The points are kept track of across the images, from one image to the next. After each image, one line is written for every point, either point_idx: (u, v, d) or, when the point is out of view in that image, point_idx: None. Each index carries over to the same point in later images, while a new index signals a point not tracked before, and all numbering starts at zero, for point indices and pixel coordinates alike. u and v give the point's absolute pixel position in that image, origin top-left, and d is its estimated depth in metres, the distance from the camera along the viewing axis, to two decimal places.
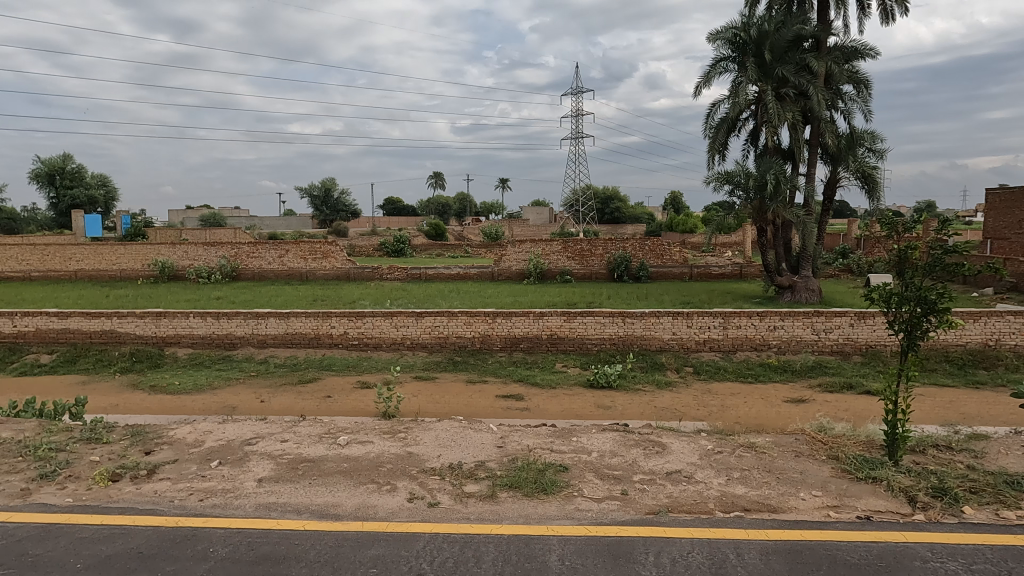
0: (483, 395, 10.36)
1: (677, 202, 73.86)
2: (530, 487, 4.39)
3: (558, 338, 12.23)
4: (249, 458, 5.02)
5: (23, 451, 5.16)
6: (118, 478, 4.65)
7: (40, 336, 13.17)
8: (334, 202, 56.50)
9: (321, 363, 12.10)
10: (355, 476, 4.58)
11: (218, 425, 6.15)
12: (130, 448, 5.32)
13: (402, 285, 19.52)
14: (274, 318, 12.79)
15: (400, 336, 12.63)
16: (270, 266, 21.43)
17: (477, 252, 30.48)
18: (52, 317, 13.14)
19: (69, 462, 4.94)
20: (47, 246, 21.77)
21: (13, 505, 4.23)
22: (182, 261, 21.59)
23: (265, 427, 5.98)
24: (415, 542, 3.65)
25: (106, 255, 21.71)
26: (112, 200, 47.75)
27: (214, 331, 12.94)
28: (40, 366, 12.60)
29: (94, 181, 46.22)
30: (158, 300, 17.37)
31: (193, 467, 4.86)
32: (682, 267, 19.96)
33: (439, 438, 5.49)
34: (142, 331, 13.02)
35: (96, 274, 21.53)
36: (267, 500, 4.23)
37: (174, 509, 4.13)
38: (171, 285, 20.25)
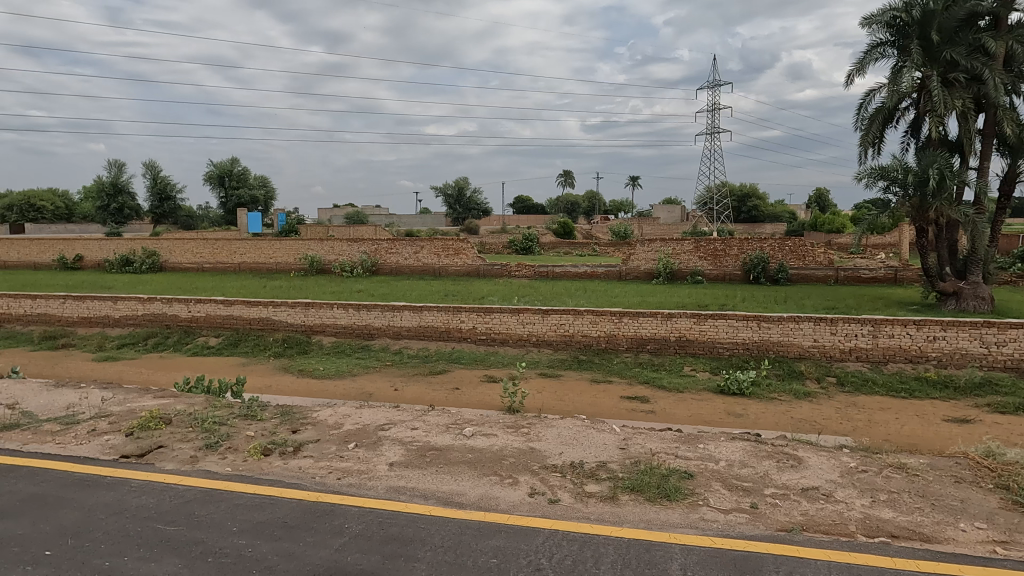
0: (608, 395, 10.26)
1: (824, 200, 68.89)
2: (652, 492, 4.29)
3: (687, 341, 11.85)
4: (382, 442, 5.31)
5: (192, 423, 5.81)
6: (269, 453, 5.11)
7: (210, 321, 14.76)
8: (466, 201, 58.38)
9: (450, 356, 12.59)
10: (480, 468, 4.71)
11: (356, 409, 6.56)
12: (279, 426, 5.81)
13: (530, 283, 19.77)
14: (409, 312, 13.43)
15: (527, 332, 12.80)
16: (406, 262, 22.52)
17: (605, 251, 30.23)
18: (219, 305, 14.68)
19: (228, 435, 5.48)
20: (216, 241, 24.43)
21: (183, 469, 4.78)
22: (327, 255, 23.17)
23: (397, 414, 6.31)
24: (535, 537, 3.69)
25: (265, 250, 23.84)
26: (271, 200, 52.50)
27: (355, 322, 13.82)
28: (209, 348, 14.08)
29: (256, 183, 51.12)
30: (307, 292, 18.79)
31: (332, 447, 5.22)
32: (827, 270, 18.49)
33: (562, 435, 5.50)
34: (293, 320, 14.20)
35: (256, 267, 23.78)
36: (397, 484, 4.45)
37: (315, 484, 4.46)
38: (319, 278, 21.87)
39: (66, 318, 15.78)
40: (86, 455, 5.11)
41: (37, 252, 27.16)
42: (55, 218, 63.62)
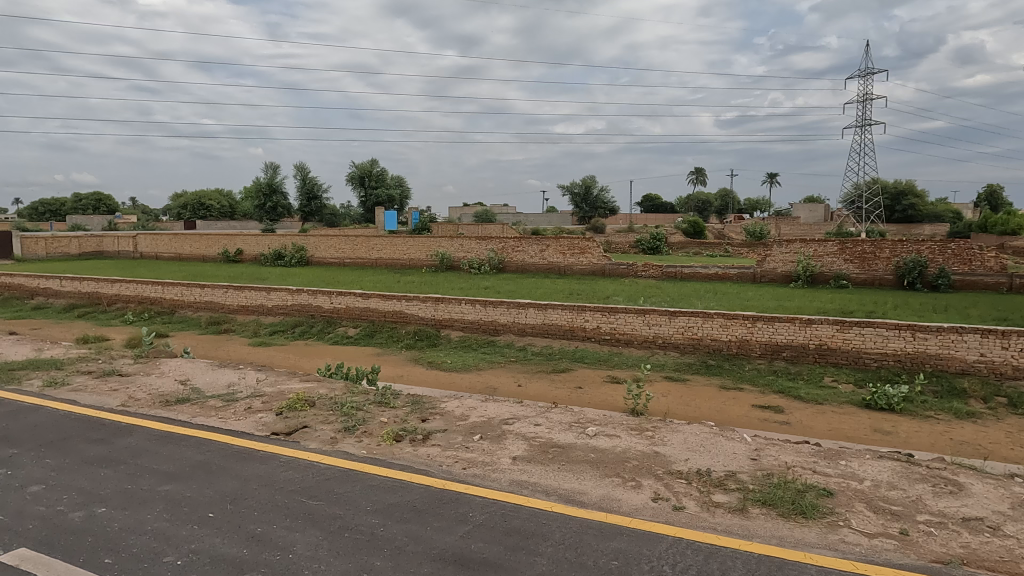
0: (738, 403, 9.81)
1: (996, 198, 61.44)
2: (786, 507, 4.04)
3: (828, 350, 11.07)
4: (506, 436, 5.42)
5: (333, 407, 6.24)
6: (400, 439, 5.38)
7: (349, 313, 15.77)
8: (593, 199, 58.08)
9: (573, 355, 12.60)
10: (602, 468, 4.67)
11: (482, 402, 6.74)
12: (410, 414, 6.10)
13: (657, 283, 19.31)
14: (533, 309, 13.59)
15: (653, 334, 12.53)
16: (532, 261, 22.78)
17: (738, 252, 28.90)
18: (358, 298, 15.65)
19: (364, 420, 5.84)
20: (356, 237, 26.04)
21: (324, 449, 5.15)
22: (457, 252, 23.97)
23: (521, 409, 6.40)
24: (658, 543, 3.61)
25: (399, 246, 25.06)
26: (406, 200, 55.23)
27: (482, 318, 14.18)
28: (348, 338, 15.06)
29: (393, 182, 54.00)
30: (438, 287, 19.55)
31: (459, 438, 5.40)
32: (998, 275, 16.44)
33: (689, 441, 5.33)
34: (424, 314, 14.84)
35: (392, 263, 25.12)
36: (519, 478, 4.52)
37: (442, 472, 4.64)
38: (449, 274, 22.73)
39: (227, 305, 17.52)
40: (243, 429, 5.65)
41: (206, 246, 30.37)
42: (221, 215, 70.92)
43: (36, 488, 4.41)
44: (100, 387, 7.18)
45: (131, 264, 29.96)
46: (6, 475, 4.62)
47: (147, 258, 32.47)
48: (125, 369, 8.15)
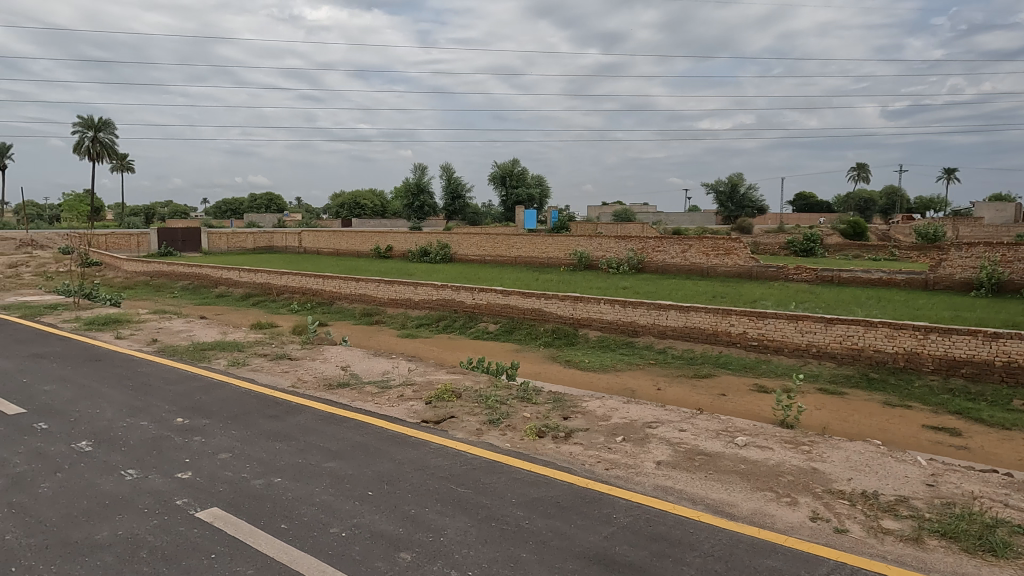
0: (905, 422, 8.92)
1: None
2: (971, 542, 3.62)
3: (1019, 369, 9.74)
4: (649, 440, 5.32)
5: (478, 399, 6.46)
6: (543, 435, 5.46)
7: (490, 309, 16.25)
8: (740, 198, 55.38)
9: (716, 360, 12.11)
10: (753, 481, 4.45)
11: (623, 404, 6.67)
12: (552, 411, 6.17)
13: (811, 288, 18.03)
14: (675, 311, 13.22)
15: (805, 342, 11.72)
16: (673, 261, 22.15)
17: (907, 256, 26.25)
18: (499, 294, 16.08)
19: (507, 414, 5.99)
20: (497, 235, 26.78)
21: (471, 439, 5.35)
22: (595, 252, 23.88)
23: (665, 413, 6.26)
24: (817, 566, 3.37)
25: (538, 244, 25.40)
26: (545, 199, 55.99)
27: (621, 318, 14.02)
28: (488, 333, 15.53)
29: (533, 182, 55.06)
30: (576, 286, 19.60)
31: (601, 438, 5.38)
32: None
33: (852, 460, 4.93)
34: (562, 312, 14.94)
35: (531, 261, 25.53)
36: (664, 483, 4.42)
37: (584, 471, 4.65)
38: (587, 273, 22.73)
39: (379, 298, 18.70)
40: (396, 415, 6.02)
41: (360, 242, 32.63)
42: (374, 213, 75.99)
43: (224, 455, 4.97)
44: (274, 368, 7.96)
45: (297, 258, 32.92)
46: (201, 442, 5.26)
47: (311, 253, 35.51)
48: (294, 353, 8.98)
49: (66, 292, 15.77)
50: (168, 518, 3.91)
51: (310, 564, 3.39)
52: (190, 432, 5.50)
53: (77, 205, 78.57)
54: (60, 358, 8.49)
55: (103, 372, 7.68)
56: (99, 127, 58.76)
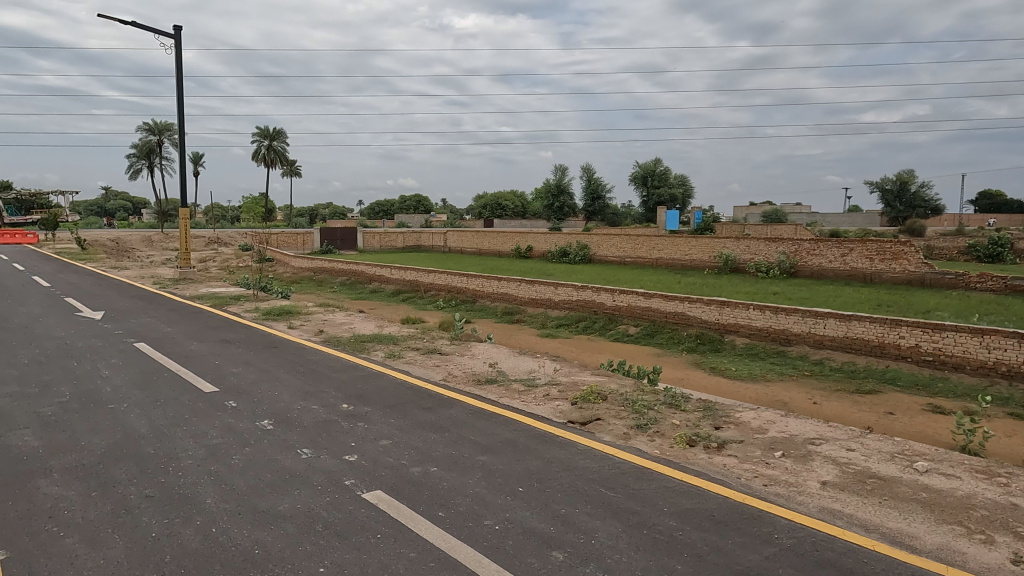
0: None
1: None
2: None
3: None
4: (812, 458, 4.96)
5: (625, 403, 6.38)
6: (694, 444, 5.28)
7: (631, 311, 16.02)
8: (910, 197, 50.27)
9: (882, 375, 11.06)
10: (938, 512, 4.01)
11: (780, 417, 6.29)
12: (702, 419, 5.95)
13: (1000, 298, 15.92)
14: (833, 319, 12.25)
15: (993, 360, 10.37)
16: (830, 266, 20.52)
17: None
18: (640, 296, 15.81)
19: (655, 419, 5.86)
20: (638, 236, 26.32)
21: (619, 443, 5.29)
22: (743, 254, 22.72)
23: (828, 430, 5.81)
24: None
25: (681, 246, 24.63)
26: (689, 199, 54.39)
27: (772, 325, 13.23)
28: (629, 336, 15.30)
29: (676, 181, 53.83)
30: (722, 290, 18.78)
31: (757, 452, 5.11)
32: None
33: None
34: (707, 316, 14.38)
35: (673, 263, 24.82)
36: (831, 506, 4.10)
37: (741, 485, 4.43)
38: (733, 277, 21.69)
39: (519, 297, 19.05)
40: (543, 414, 6.09)
41: (502, 242, 33.46)
42: (514, 214, 77.77)
43: (384, 441, 5.30)
44: (427, 362, 8.37)
45: (442, 257, 34.42)
46: (364, 428, 5.65)
47: (455, 252, 37.00)
48: (444, 348, 9.38)
49: (246, 285, 17.61)
50: (339, 497, 4.24)
51: (467, 553, 3.52)
52: (354, 418, 5.93)
53: (254, 207, 87.56)
54: (244, 344, 9.50)
55: (279, 358, 8.49)
56: (274, 135, 65.06)
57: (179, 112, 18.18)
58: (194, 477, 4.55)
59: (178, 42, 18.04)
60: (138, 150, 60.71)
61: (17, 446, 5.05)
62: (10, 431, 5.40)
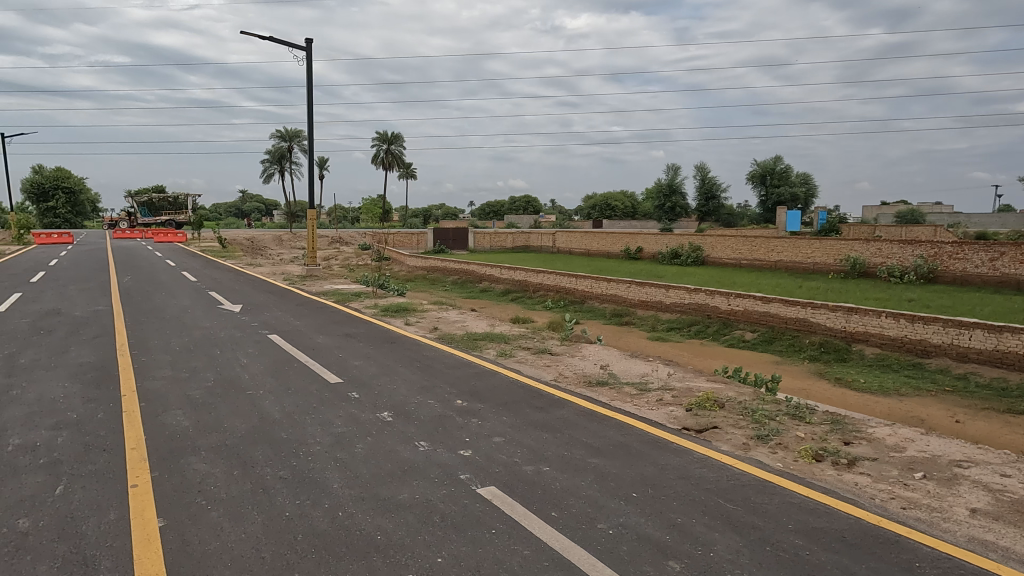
0: None
1: None
2: None
3: None
4: (959, 482, 4.52)
5: (744, 412, 6.11)
6: (821, 459, 4.97)
7: (747, 316, 15.35)
8: None
9: None
10: None
11: (920, 435, 5.78)
12: (830, 433, 5.59)
13: None
14: (981, 330, 11.09)
15: None
16: (977, 271, 18.58)
17: None
18: (757, 301, 15.11)
19: (778, 431, 5.57)
20: (756, 238, 25.15)
21: (738, 454, 5.07)
22: (873, 258, 21.10)
23: (978, 452, 5.27)
24: None
25: (803, 248, 23.27)
26: (812, 199, 51.42)
27: (907, 335, 12.20)
28: (744, 342, 14.66)
29: (798, 180, 51.08)
30: (848, 296, 17.54)
31: (894, 471, 4.72)
32: None
33: None
34: (832, 323, 13.50)
35: (793, 266, 23.48)
36: (983, 537, 3.72)
37: (875, 507, 4.12)
38: (862, 282, 20.20)
39: (628, 299, 18.75)
40: (656, 419, 5.96)
41: (611, 243, 33.09)
42: (624, 214, 76.74)
43: (498, 439, 5.39)
44: (538, 361, 8.44)
45: (551, 257, 34.54)
46: (478, 424, 5.77)
47: (563, 252, 37.04)
48: (554, 348, 9.41)
49: (365, 283, 18.51)
50: (455, 490, 4.36)
51: (581, 555, 3.51)
52: (468, 414, 6.07)
53: (373, 208, 92.05)
54: (364, 338, 10.00)
55: (397, 353, 8.87)
56: (392, 140, 67.99)
57: (308, 120, 19.40)
58: (322, 462, 4.84)
59: (309, 54, 19.24)
60: (272, 156, 65.45)
61: (172, 425, 5.60)
62: (165, 411, 5.99)
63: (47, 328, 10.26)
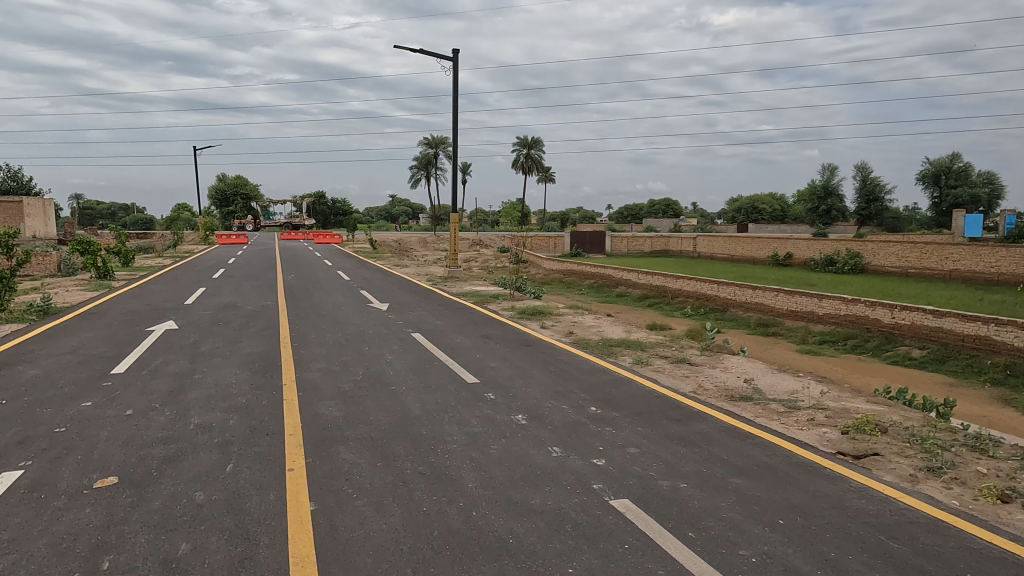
0: None
1: None
2: None
3: None
4: None
5: (910, 439, 5.49)
6: (1007, 500, 4.33)
7: (914, 331, 13.87)
8: None
9: None
10: None
11: None
12: (1019, 471, 4.85)
13: None
14: None
15: None
16: None
17: None
18: (928, 314, 13.59)
19: (953, 463, 4.94)
20: (926, 244, 22.67)
21: (902, 486, 4.55)
22: None
23: None
24: None
25: (984, 256, 20.64)
26: (997, 200, 45.61)
27: None
28: (911, 359, 13.25)
29: (980, 179, 45.51)
30: None
31: None
32: None
33: None
34: (1021, 343, 11.77)
35: (972, 277, 20.90)
36: None
37: None
38: None
39: (776, 308, 17.60)
40: (807, 441, 5.51)
41: (757, 248, 31.34)
42: (773, 218, 72.52)
43: (632, 450, 5.25)
44: (676, 371, 8.13)
45: (692, 263, 33.31)
46: (612, 433, 5.65)
47: (705, 257, 35.64)
48: (694, 358, 9.03)
49: (503, 285, 18.91)
50: (588, 499, 4.29)
51: None
52: (602, 422, 5.97)
53: (513, 211, 94.13)
54: (501, 340, 10.20)
55: (533, 356, 8.95)
56: (532, 144, 69.02)
57: (453, 127, 20.18)
58: (458, 461, 4.97)
59: (456, 64, 20.00)
60: (419, 162, 68.91)
61: (325, 415, 6.03)
62: (319, 402, 6.46)
63: (224, 320, 11.50)
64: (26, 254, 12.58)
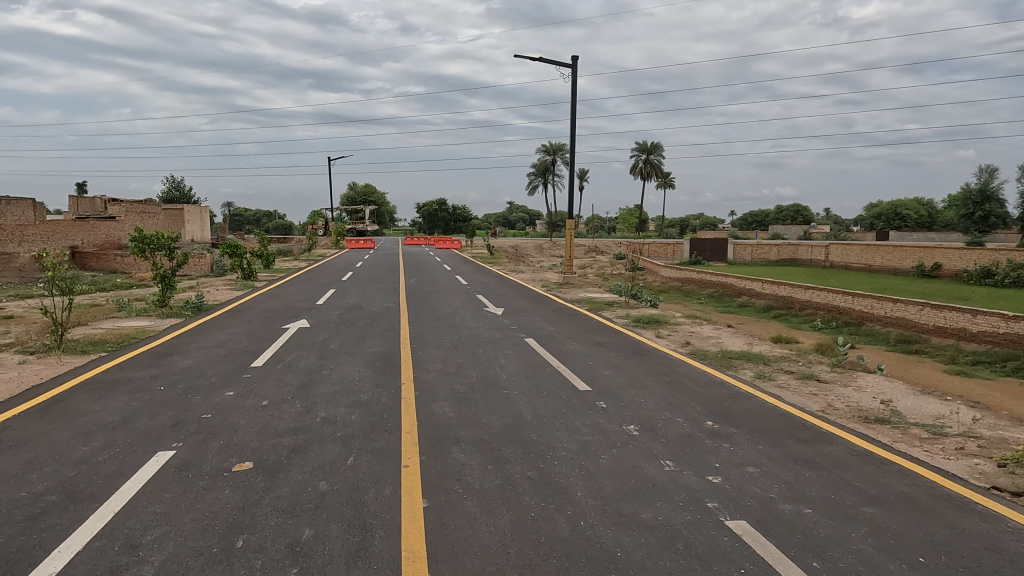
0: None
1: None
2: None
3: None
4: None
5: None
6: None
7: None
8: None
9: None
10: None
11: None
12: None
13: None
14: None
15: None
16: None
17: None
18: None
19: None
20: None
21: None
22: None
23: None
24: None
25: None
26: None
27: None
28: None
29: None
30: None
31: None
32: None
33: None
34: None
35: None
36: None
37: None
38: None
39: (920, 323, 16.10)
40: (955, 473, 4.96)
41: (899, 258, 28.83)
42: (918, 225, 66.46)
43: (752, 469, 4.98)
44: (802, 388, 7.62)
45: (824, 273, 31.22)
46: (729, 450, 5.39)
47: (838, 267, 33.31)
48: (823, 375, 8.42)
49: (619, 292, 18.60)
50: (701, 518, 4.11)
51: None
52: (719, 438, 5.72)
53: (630, 217, 92.85)
54: (615, 349, 10.05)
55: (647, 366, 8.75)
56: (651, 150, 67.71)
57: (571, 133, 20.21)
58: (567, 469, 4.93)
59: (575, 70, 20.03)
60: (536, 169, 69.60)
61: (439, 415, 6.20)
62: (434, 402, 6.66)
63: (350, 320, 12.19)
64: (184, 255, 13.99)
